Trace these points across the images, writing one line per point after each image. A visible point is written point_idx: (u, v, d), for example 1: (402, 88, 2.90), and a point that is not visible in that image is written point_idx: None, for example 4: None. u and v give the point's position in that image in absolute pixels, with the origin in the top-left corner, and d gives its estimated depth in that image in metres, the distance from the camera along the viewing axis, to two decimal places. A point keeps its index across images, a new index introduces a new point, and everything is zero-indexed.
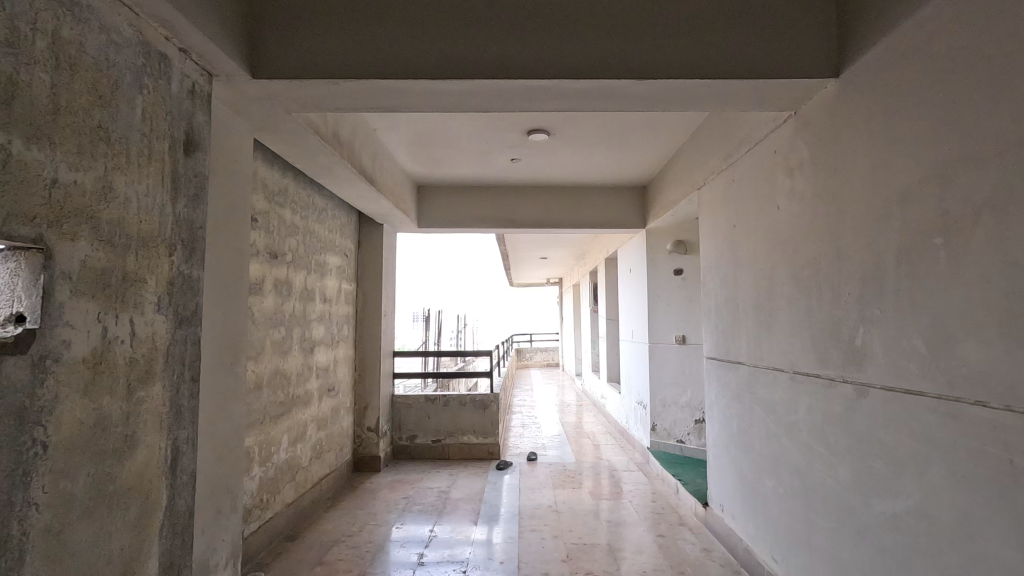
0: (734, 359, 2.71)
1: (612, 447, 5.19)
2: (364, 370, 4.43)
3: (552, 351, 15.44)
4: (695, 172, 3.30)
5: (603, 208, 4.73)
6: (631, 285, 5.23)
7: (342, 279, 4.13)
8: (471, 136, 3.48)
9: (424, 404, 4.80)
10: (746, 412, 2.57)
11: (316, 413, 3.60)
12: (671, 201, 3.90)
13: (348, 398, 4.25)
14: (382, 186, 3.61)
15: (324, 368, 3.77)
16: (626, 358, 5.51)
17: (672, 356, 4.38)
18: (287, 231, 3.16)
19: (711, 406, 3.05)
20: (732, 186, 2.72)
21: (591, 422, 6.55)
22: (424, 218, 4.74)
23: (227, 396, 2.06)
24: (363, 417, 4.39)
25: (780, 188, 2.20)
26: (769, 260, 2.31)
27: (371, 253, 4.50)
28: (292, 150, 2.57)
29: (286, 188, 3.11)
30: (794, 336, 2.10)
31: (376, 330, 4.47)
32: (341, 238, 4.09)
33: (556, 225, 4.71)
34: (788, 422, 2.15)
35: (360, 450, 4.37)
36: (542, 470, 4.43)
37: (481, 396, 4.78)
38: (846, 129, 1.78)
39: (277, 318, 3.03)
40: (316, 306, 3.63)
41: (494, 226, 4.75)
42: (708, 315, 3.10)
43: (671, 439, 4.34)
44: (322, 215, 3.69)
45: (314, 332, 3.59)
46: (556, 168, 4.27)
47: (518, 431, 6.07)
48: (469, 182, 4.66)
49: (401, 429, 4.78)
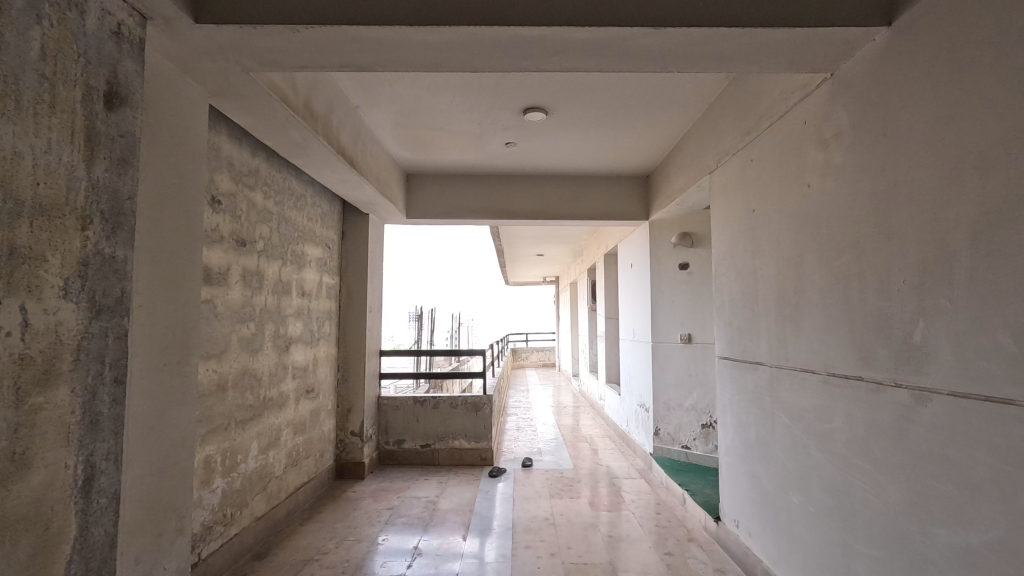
0: (752, 359, 2.43)
1: (612, 452, 4.91)
2: (348, 370, 4.14)
3: (548, 351, 15.15)
4: (706, 155, 3.02)
5: (604, 199, 4.45)
6: (633, 281, 4.96)
7: (324, 273, 3.84)
8: (462, 115, 3.20)
9: (412, 406, 4.51)
10: (766, 418, 2.30)
11: (292, 417, 3.31)
12: (677, 189, 3.63)
13: (330, 399, 3.96)
14: (365, 170, 3.32)
15: (301, 367, 3.48)
16: (626, 358, 5.24)
17: (676, 356, 4.11)
18: (258, 217, 2.87)
19: (723, 410, 2.78)
20: (750, 167, 2.45)
21: (589, 425, 6.27)
22: (413, 209, 4.45)
23: (172, 400, 1.78)
24: (346, 420, 4.10)
25: (812, 164, 1.93)
26: (797, 247, 2.04)
27: (356, 245, 4.21)
28: (258, 122, 2.29)
29: (258, 169, 2.82)
30: (828, 333, 1.83)
31: (361, 326, 4.18)
32: (322, 228, 3.80)
33: (554, 216, 4.43)
34: (821, 431, 1.87)
35: (343, 456, 4.07)
36: (538, 478, 4.14)
37: (474, 397, 4.50)
38: (899, 87, 1.50)
39: (245, 312, 2.73)
40: (294, 300, 3.34)
41: (488, 217, 4.47)
42: (720, 311, 2.83)
43: (676, 444, 4.07)
44: (299, 201, 3.40)
45: (290, 329, 3.29)
46: (554, 155, 3.99)
47: (513, 434, 5.78)
48: (461, 170, 4.38)
49: (388, 433, 4.49)
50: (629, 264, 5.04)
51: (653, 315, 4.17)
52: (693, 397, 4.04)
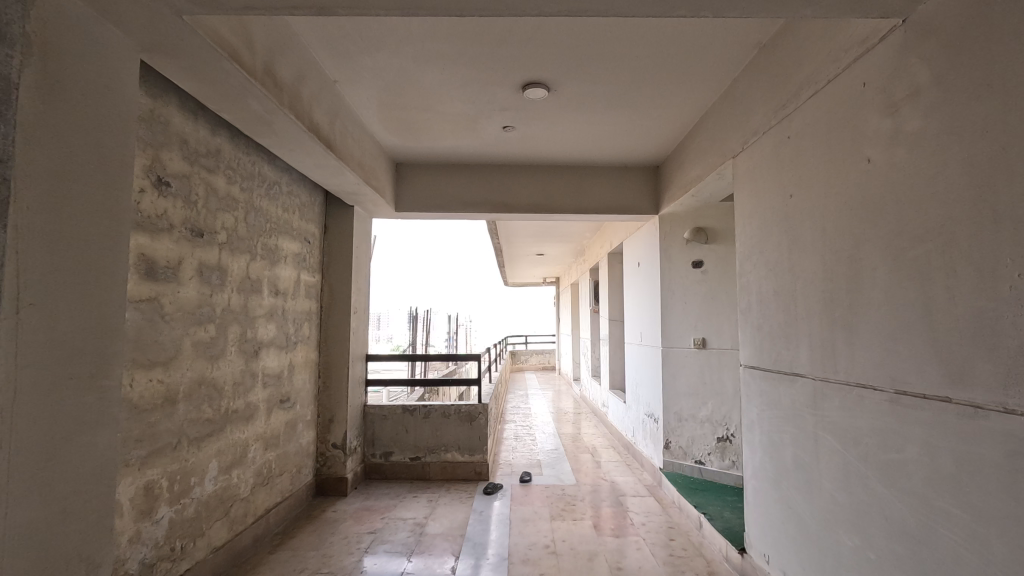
0: (787, 369, 2.09)
1: (617, 465, 4.55)
2: (330, 376, 3.79)
3: (548, 354, 14.81)
4: (729, 137, 2.68)
5: (610, 192, 4.11)
6: (640, 281, 4.61)
7: (302, 270, 3.49)
8: (454, 92, 2.86)
9: (401, 416, 4.15)
10: (806, 440, 1.95)
11: (263, 431, 2.96)
12: (692, 178, 3.28)
13: (309, 409, 3.61)
14: (346, 154, 2.98)
15: (275, 374, 3.13)
16: (632, 363, 4.88)
17: (689, 363, 3.76)
18: (220, 204, 2.52)
19: (749, 427, 2.43)
20: (786, 147, 2.11)
21: (592, 434, 5.91)
22: (403, 201, 4.10)
23: (83, 421, 1.42)
24: (327, 432, 3.75)
25: (873, 135, 1.58)
26: (849, 236, 1.70)
27: (340, 240, 3.86)
28: (210, 90, 1.95)
29: (219, 150, 2.48)
30: (896, 341, 1.48)
31: (344, 329, 3.83)
32: (300, 221, 3.45)
33: (555, 210, 4.08)
34: (886, 462, 1.53)
35: (324, 470, 3.72)
36: (537, 495, 3.79)
37: (468, 406, 4.15)
38: (1006, 22, 1.16)
39: (202, 313, 2.39)
40: (266, 299, 2.99)
41: (483, 210, 4.12)
42: (746, 313, 2.48)
43: (688, 459, 3.72)
44: (272, 190, 3.05)
45: (261, 331, 2.95)
46: (556, 142, 3.64)
47: (510, 443, 5.42)
48: (454, 160, 4.03)
49: (375, 445, 4.14)
50: (637, 263, 4.69)
51: (663, 318, 3.82)
52: (707, 408, 3.68)
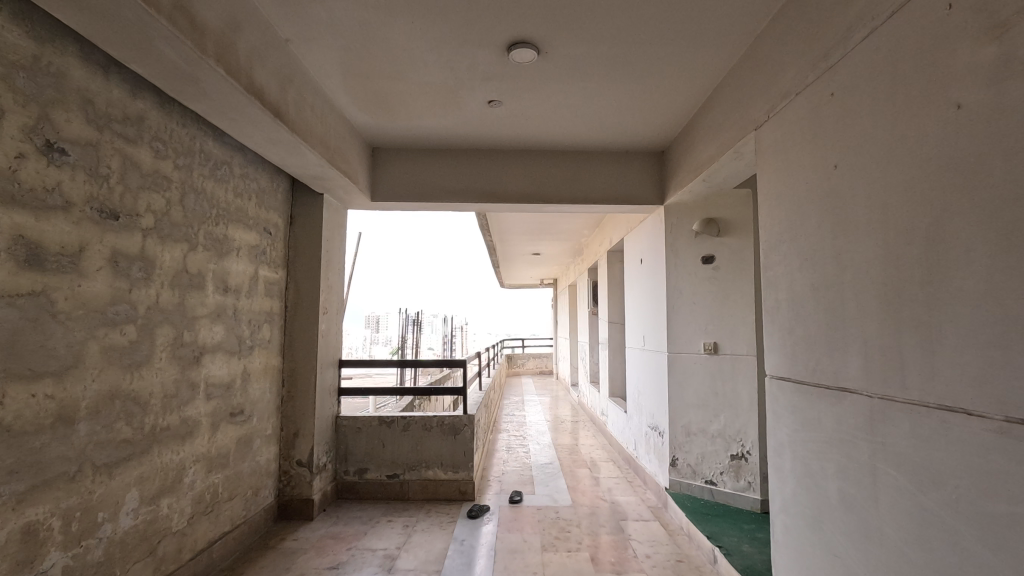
0: (829, 383, 1.68)
1: (618, 484, 4.12)
2: (295, 384, 3.38)
3: (547, 358, 14.38)
4: (750, 106, 2.28)
5: (610, 180, 3.70)
6: (642, 279, 4.20)
7: (260, 266, 3.08)
8: (429, 55, 2.46)
9: (377, 428, 3.74)
10: (858, 473, 1.55)
11: (206, 450, 2.54)
12: (704, 160, 2.88)
13: (270, 422, 3.19)
14: (304, 129, 2.57)
15: (224, 384, 2.71)
16: (634, 370, 4.46)
17: (698, 371, 3.36)
18: (146, 182, 2.12)
19: (778, 452, 2.02)
20: (827, 107, 1.71)
21: (590, 446, 5.48)
22: (380, 190, 3.69)
23: None
24: (291, 448, 3.33)
25: (965, 71, 1.17)
26: (925, 210, 1.29)
27: (308, 232, 3.46)
28: (103, 26, 1.54)
29: (142, 117, 2.07)
30: (1004, 349, 1.08)
31: (312, 331, 3.42)
32: (258, 208, 3.03)
33: (549, 200, 3.68)
34: (987, 514, 1.12)
35: (287, 491, 3.30)
36: (528, 519, 3.37)
37: (452, 418, 3.74)
38: None
39: (118, 312, 1.97)
40: (211, 298, 2.58)
41: (469, 200, 3.71)
42: (773, 315, 2.07)
43: (697, 479, 3.32)
44: (220, 171, 2.64)
45: (205, 334, 2.54)
46: (549, 121, 3.24)
47: (501, 456, 4.99)
48: (437, 143, 3.62)
49: (348, 461, 3.72)
50: (639, 260, 4.29)
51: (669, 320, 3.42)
52: (719, 421, 3.26)
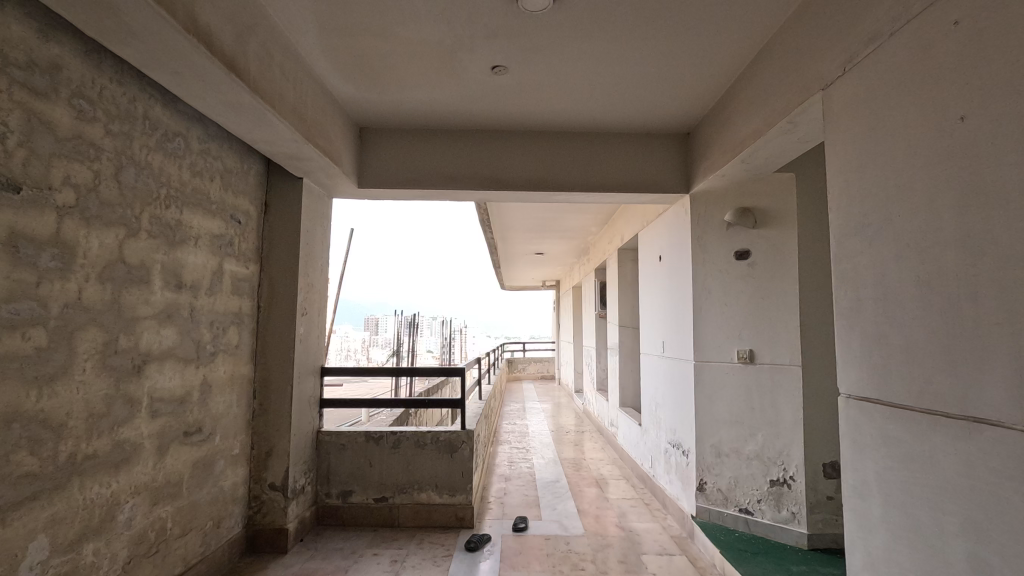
0: (954, 411, 1.26)
1: (634, 507, 3.68)
2: (268, 395, 2.94)
3: (547, 362, 13.94)
4: (814, 61, 1.85)
5: (628, 165, 3.28)
6: (661, 279, 3.78)
7: (224, 259, 2.64)
8: (422, 3, 2.04)
9: (363, 445, 3.31)
10: (1007, 538, 1.13)
11: (150, 479, 2.11)
12: (744, 136, 2.45)
13: (237, 440, 2.76)
14: (271, 91, 2.14)
15: (177, 398, 2.28)
16: (651, 380, 4.03)
17: (730, 383, 2.93)
18: (65, 148, 1.69)
19: (860, 494, 1.58)
20: (949, 41, 1.28)
21: (599, 461, 5.05)
22: (368, 175, 3.27)
23: None
24: (264, 469, 2.90)
25: None
26: None
27: (285, 221, 3.03)
28: None
29: (57, 65, 1.64)
30: None
31: (288, 334, 2.99)
32: (223, 192, 2.60)
33: (559, 187, 3.25)
34: None
35: (258, 519, 2.87)
36: (535, 552, 2.93)
37: (448, 433, 3.32)
38: None
39: (19, 311, 1.54)
40: (158, 294, 2.15)
41: (469, 187, 3.28)
42: (852, 319, 1.63)
43: (730, 506, 2.88)
44: (172, 143, 2.21)
45: (151, 338, 2.11)
46: (562, 94, 2.82)
47: (502, 472, 4.55)
48: (432, 122, 3.19)
49: (330, 483, 3.29)
50: (657, 257, 3.86)
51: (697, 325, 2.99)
52: (755, 441, 2.83)
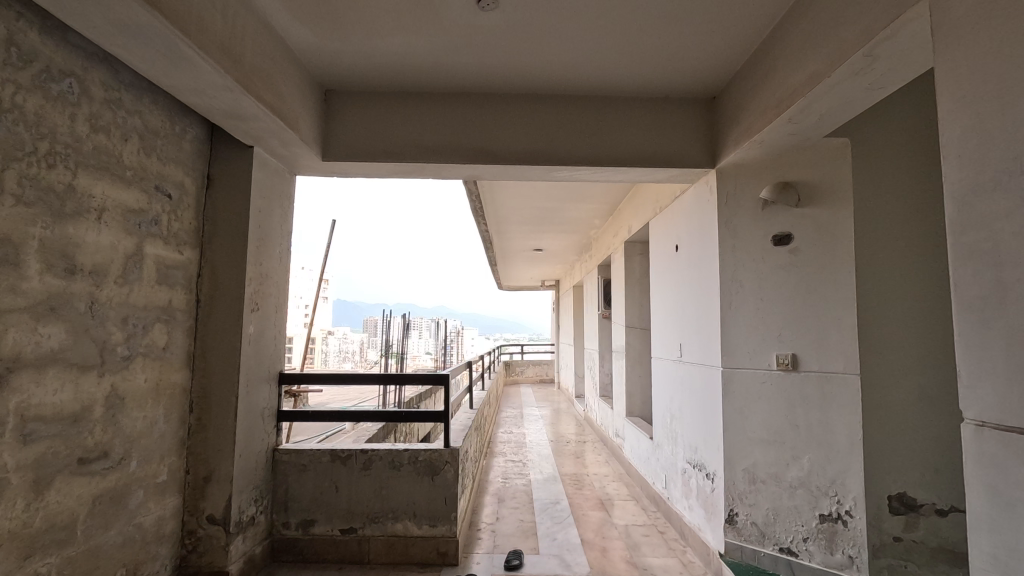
0: None
1: (647, 537, 3.16)
2: (207, 408, 2.42)
3: (547, 365, 13.40)
4: None
5: (643, 136, 2.77)
6: (679, 272, 3.27)
7: (146, 239, 2.12)
8: None
9: (328, 465, 2.80)
10: None
11: (18, 526, 1.59)
12: (795, 85, 1.95)
13: (164, 464, 2.24)
14: (184, 14, 1.62)
15: (68, 416, 1.76)
16: (666, 388, 3.51)
17: (767, 394, 2.41)
18: None
19: (1010, 572, 1.07)
20: None
21: (604, 477, 4.53)
22: (335, 145, 2.76)
23: None
24: (201, 498, 2.38)
25: None
26: None
27: (231, 198, 2.51)
28: None
29: None
30: None
31: (233, 334, 2.47)
32: (143, 156, 2.09)
33: (561, 161, 2.75)
34: None
35: (194, 560, 2.35)
36: None
37: (429, 452, 2.80)
38: None
39: None
40: (34, 281, 1.63)
41: (454, 160, 2.77)
42: (992, 313, 1.12)
43: (767, 545, 2.37)
44: (59, 85, 1.70)
45: (20, 338, 1.59)
46: (565, 42, 2.31)
47: (495, 491, 4.03)
48: (411, 82, 2.68)
49: (288, 511, 2.77)
50: (674, 247, 3.35)
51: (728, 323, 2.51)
52: (799, 466, 2.32)
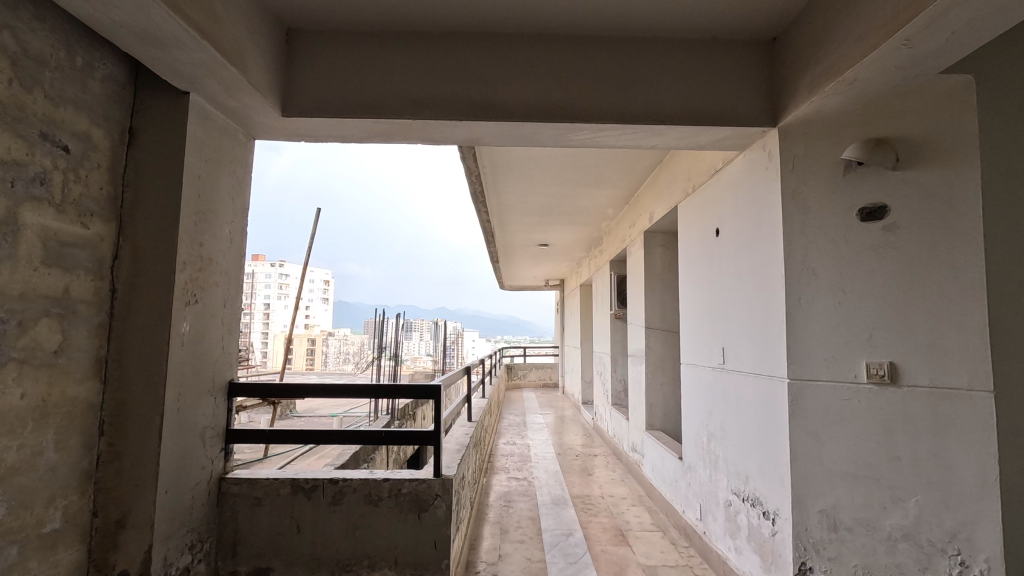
0: None
1: None
2: (124, 431, 1.85)
3: (551, 370, 12.82)
4: None
5: (685, 87, 2.20)
6: (721, 261, 2.71)
7: (25, 204, 1.55)
8: None
9: (289, 500, 2.23)
10: None
11: None
12: None
13: (57, 508, 1.66)
14: None
15: None
16: (702, 400, 2.95)
17: (853, 416, 1.86)
18: None
19: None
20: None
21: (622, 499, 3.95)
22: (299, 97, 2.20)
23: None
24: (113, 549, 1.80)
25: None
26: None
27: (159, 158, 1.95)
28: None
29: None
30: None
31: (159, 334, 1.90)
32: (21, 88, 1.52)
33: (582, 118, 2.18)
34: None
35: None
36: None
37: (415, 483, 2.24)
38: None
39: None
40: None
41: (447, 118, 2.20)
42: None
43: None
44: None
45: None
46: None
47: (496, 520, 3.44)
48: (392, 16, 2.12)
49: (237, 557, 2.20)
50: (715, 231, 2.79)
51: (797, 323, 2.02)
52: (902, 512, 1.76)
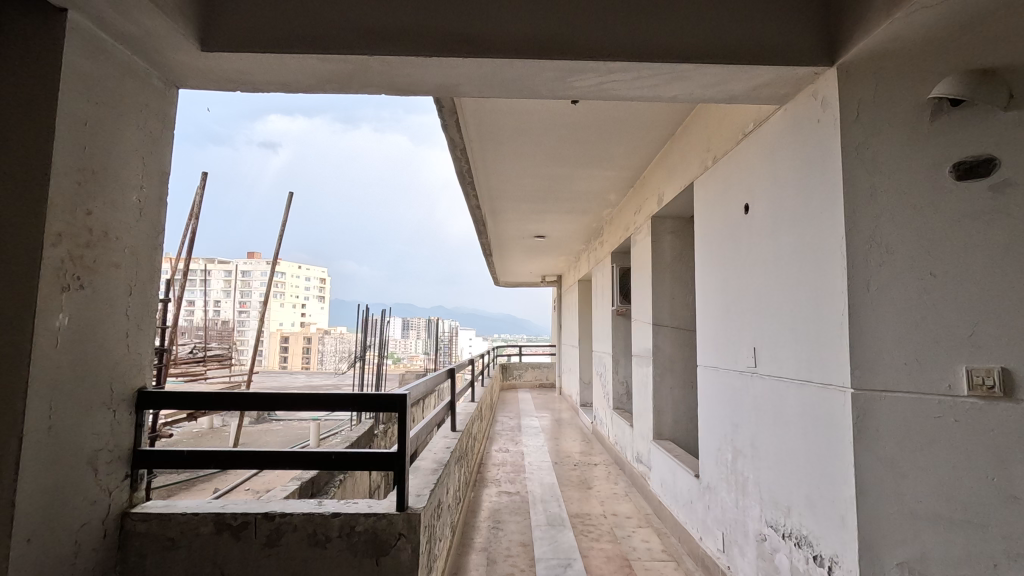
0: None
1: None
2: None
3: (547, 369, 12.34)
4: None
5: (716, 15, 1.73)
6: (751, 242, 2.26)
7: None
8: None
9: (211, 541, 1.75)
10: None
11: None
12: None
13: None
14: None
15: None
16: (725, 409, 2.49)
17: (949, 439, 1.41)
18: None
19: None
20: None
21: (626, 519, 3.48)
22: (223, 26, 1.72)
23: None
24: None
25: None
26: None
27: (25, 95, 1.46)
28: None
29: None
30: None
31: (20, 327, 1.41)
32: None
33: (584, 55, 1.71)
34: None
35: None
36: None
37: (371, 519, 1.76)
38: None
39: None
40: None
41: (412, 54, 1.72)
42: None
43: None
44: None
45: None
46: None
47: (482, 547, 2.97)
48: None
49: None
50: (744, 207, 2.33)
51: (865, 317, 1.56)
52: None
